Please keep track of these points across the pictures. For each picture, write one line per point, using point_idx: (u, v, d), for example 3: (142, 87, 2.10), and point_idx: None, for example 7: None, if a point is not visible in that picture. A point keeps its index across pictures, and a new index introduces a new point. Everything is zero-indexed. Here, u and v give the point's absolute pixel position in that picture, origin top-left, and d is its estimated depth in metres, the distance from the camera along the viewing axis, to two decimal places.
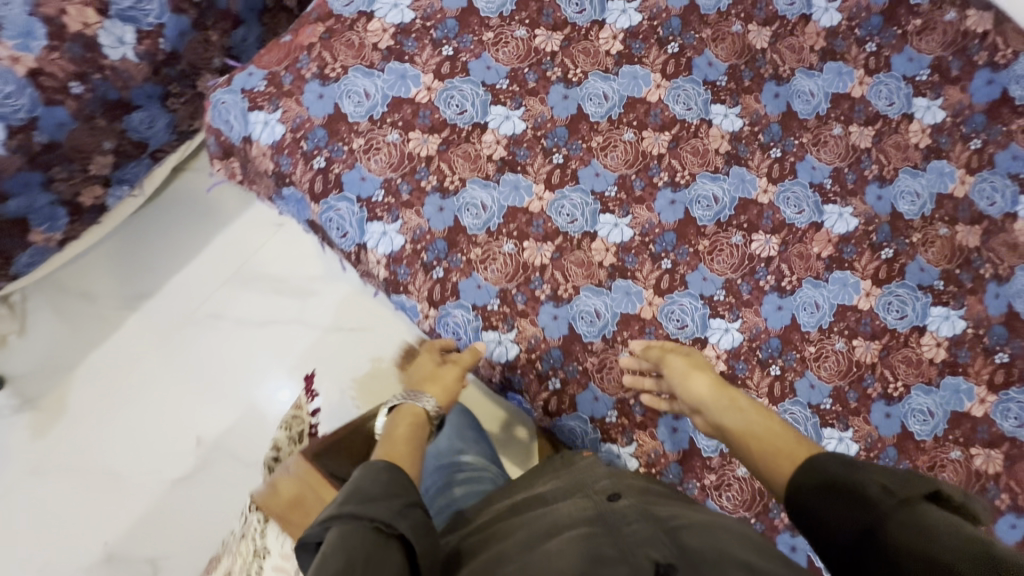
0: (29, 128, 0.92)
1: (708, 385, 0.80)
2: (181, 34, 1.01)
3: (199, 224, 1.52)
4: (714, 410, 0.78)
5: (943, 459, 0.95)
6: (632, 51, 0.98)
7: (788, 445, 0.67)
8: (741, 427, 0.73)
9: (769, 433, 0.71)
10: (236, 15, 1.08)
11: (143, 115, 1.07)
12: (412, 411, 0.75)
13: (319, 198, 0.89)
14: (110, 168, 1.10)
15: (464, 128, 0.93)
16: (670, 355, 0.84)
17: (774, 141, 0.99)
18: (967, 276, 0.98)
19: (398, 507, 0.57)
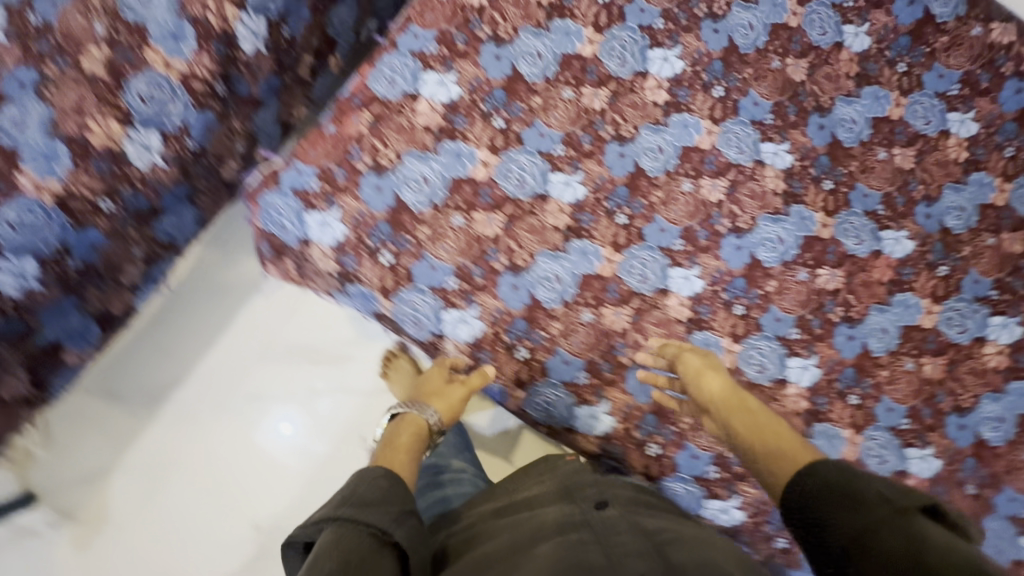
0: (63, 255, 0.87)
1: (720, 386, 0.80)
2: (207, 129, 0.94)
3: (219, 300, 1.41)
4: (723, 410, 0.77)
5: (1017, 461, 0.99)
6: (678, 99, 0.97)
7: (790, 451, 0.67)
8: (751, 427, 0.73)
9: (777, 438, 0.70)
10: (258, 98, 1.02)
11: (171, 218, 1.01)
12: (413, 420, 0.81)
13: (391, 293, 0.86)
14: (140, 276, 1.03)
15: (526, 201, 0.90)
16: (687, 353, 0.85)
17: (825, 173, 1.00)
18: (1019, 282, 1.02)
19: (395, 515, 0.62)
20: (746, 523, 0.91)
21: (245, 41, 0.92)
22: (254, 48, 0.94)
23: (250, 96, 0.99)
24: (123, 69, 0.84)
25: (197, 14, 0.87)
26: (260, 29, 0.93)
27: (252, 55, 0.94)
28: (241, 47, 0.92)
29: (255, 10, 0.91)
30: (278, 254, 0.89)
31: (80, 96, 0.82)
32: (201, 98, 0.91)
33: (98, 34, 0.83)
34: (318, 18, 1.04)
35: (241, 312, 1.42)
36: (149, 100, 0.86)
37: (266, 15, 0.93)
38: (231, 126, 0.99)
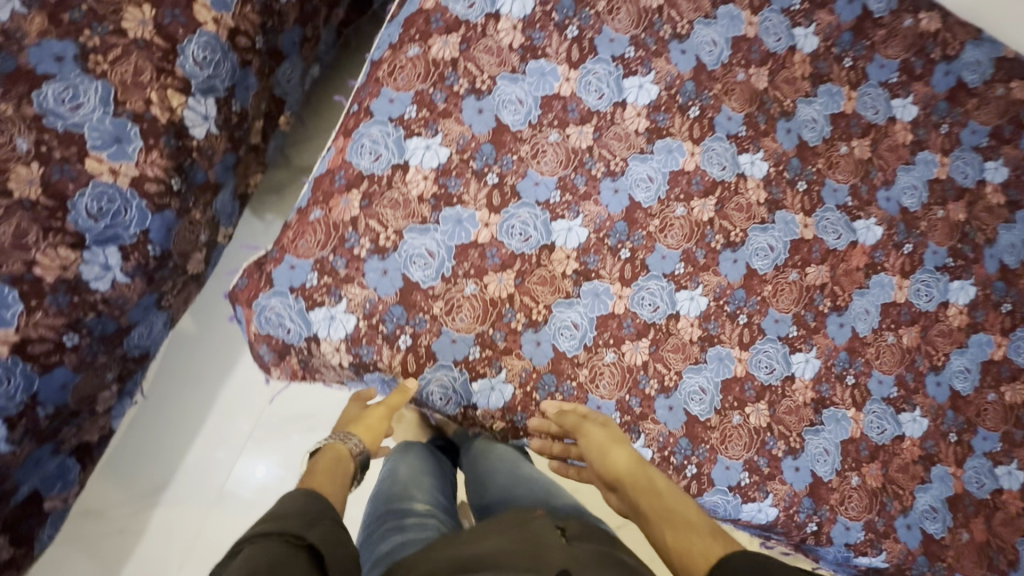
0: (29, 405, 0.75)
1: (626, 460, 0.80)
2: (169, 230, 0.83)
3: (207, 368, 1.21)
4: (632, 490, 0.77)
5: (984, 404, 1.12)
6: (659, 124, 0.97)
7: (706, 542, 0.67)
8: (661, 511, 0.72)
9: (684, 526, 0.69)
10: (216, 181, 0.92)
11: (142, 328, 0.90)
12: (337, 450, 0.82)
13: (415, 376, 0.84)
14: (116, 396, 0.92)
15: (533, 254, 0.88)
16: (587, 426, 0.83)
17: (798, 174, 1.05)
18: (967, 247, 1.13)
19: (305, 522, 0.61)
20: (781, 517, 0.97)
21: (195, 126, 0.82)
22: (207, 131, 0.84)
23: (208, 182, 0.89)
24: (63, 187, 0.73)
25: (140, 109, 0.77)
26: (211, 110, 0.83)
27: (204, 139, 0.84)
28: (192, 134, 0.82)
29: (203, 92, 0.82)
30: (281, 354, 0.82)
31: (18, 226, 0.71)
32: (158, 199, 0.80)
33: (23, 152, 0.71)
34: (266, 83, 0.95)
35: (236, 380, 1.23)
36: (99, 215, 0.75)
37: (214, 94, 0.83)
38: (192, 218, 0.89)
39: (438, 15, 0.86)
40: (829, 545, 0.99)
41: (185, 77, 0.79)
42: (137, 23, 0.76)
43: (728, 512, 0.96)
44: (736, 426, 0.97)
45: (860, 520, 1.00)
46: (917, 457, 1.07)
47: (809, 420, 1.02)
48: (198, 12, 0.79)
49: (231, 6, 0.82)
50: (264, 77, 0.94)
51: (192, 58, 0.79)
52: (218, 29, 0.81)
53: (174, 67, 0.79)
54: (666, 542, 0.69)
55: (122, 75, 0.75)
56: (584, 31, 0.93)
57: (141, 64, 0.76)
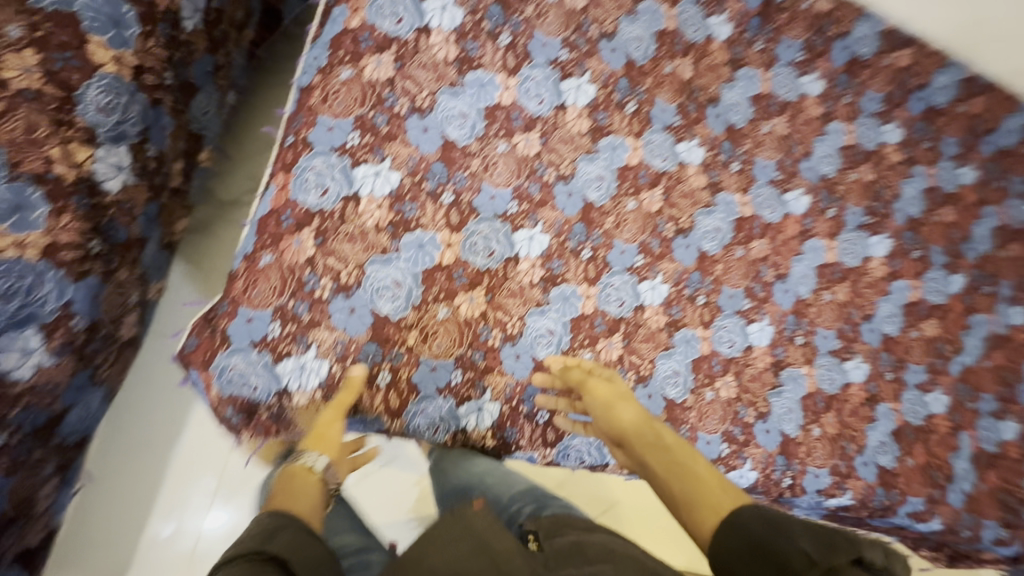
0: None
1: (633, 417, 0.83)
2: (95, 298, 0.74)
3: (158, 427, 1.09)
4: (638, 446, 0.80)
5: (909, 341, 1.26)
6: (600, 123, 0.99)
7: (716, 494, 0.69)
8: (669, 464, 0.76)
9: (693, 480, 0.73)
10: (141, 235, 0.83)
11: (78, 410, 0.80)
12: (302, 476, 0.70)
13: (398, 412, 0.82)
14: (58, 489, 0.82)
15: (499, 268, 0.88)
16: (592, 383, 0.85)
17: (730, 156, 1.11)
18: (879, 204, 1.25)
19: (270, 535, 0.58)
20: (760, 478, 1.04)
21: (108, 179, 0.73)
22: (122, 182, 0.75)
23: (132, 237, 0.80)
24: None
25: (39, 169, 0.67)
26: (124, 158, 0.74)
27: (121, 192, 0.75)
28: (105, 188, 0.73)
29: (112, 140, 0.72)
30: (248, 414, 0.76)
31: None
32: (77, 266, 0.71)
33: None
34: (181, 120, 0.86)
35: (192, 435, 1.11)
36: (8, 295, 0.65)
37: (125, 140, 0.74)
38: (119, 280, 0.80)
39: (367, 34, 0.82)
40: (803, 494, 1.08)
41: (88, 126, 0.70)
42: (19, 71, 0.65)
43: None
44: (710, 402, 1.02)
45: (826, 466, 1.09)
46: (864, 399, 1.18)
47: (771, 383, 1.09)
48: (93, 52, 0.70)
49: (132, 42, 0.73)
50: (178, 114, 0.85)
51: (94, 104, 0.70)
52: (120, 69, 0.72)
53: (73, 117, 0.69)
54: (673, 491, 0.73)
55: (5, 133, 0.64)
56: (516, 37, 0.92)
57: (33, 117, 0.66)
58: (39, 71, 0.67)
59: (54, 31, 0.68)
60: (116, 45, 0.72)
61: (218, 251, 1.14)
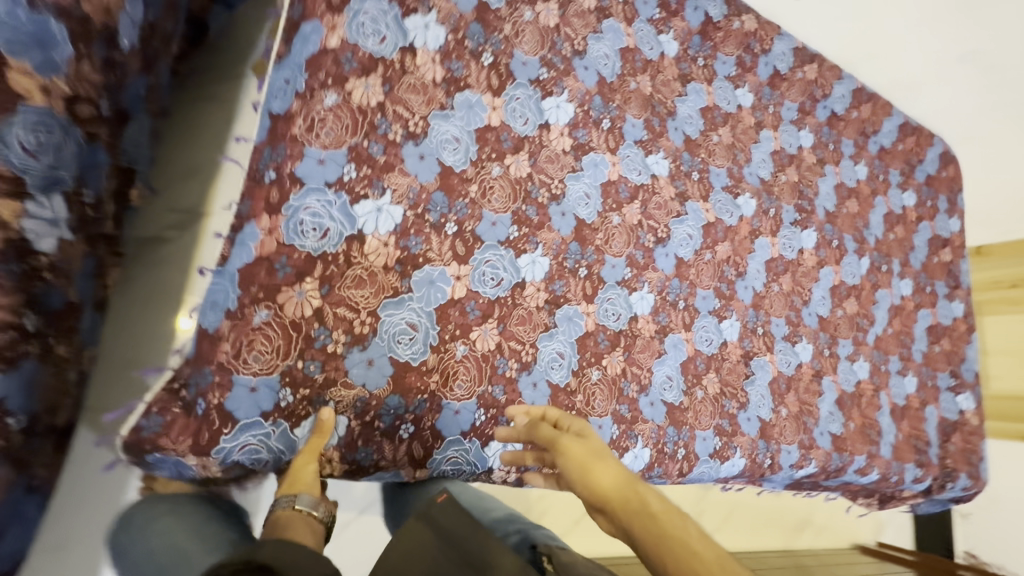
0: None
1: (611, 478, 0.69)
2: (31, 386, 0.61)
3: (87, 518, 0.87)
4: (621, 512, 0.65)
5: (838, 319, 1.44)
6: (582, 140, 1.00)
7: (714, 574, 0.55)
8: (657, 538, 0.60)
9: (687, 557, 0.57)
10: (79, 299, 0.68)
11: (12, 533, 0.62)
12: (286, 518, 0.62)
13: (424, 462, 0.77)
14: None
15: (507, 296, 0.85)
16: (564, 441, 0.73)
17: (691, 166, 1.18)
18: (805, 202, 1.42)
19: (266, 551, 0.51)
20: (747, 463, 1.12)
21: (42, 237, 0.60)
22: (58, 240, 0.62)
23: (71, 303, 0.66)
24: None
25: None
26: (60, 211, 0.61)
27: (57, 251, 0.62)
28: (39, 249, 0.60)
29: (45, 189, 0.59)
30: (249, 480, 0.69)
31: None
32: (9, 350, 0.58)
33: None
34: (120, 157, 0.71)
35: None
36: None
37: (60, 187, 0.61)
38: (57, 356, 0.65)
39: (349, 55, 0.74)
40: (780, 470, 1.19)
41: (16, 174, 0.56)
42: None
43: (711, 476, 1.08)
44: (701, 400, 1.08)
45: (794, 441, 1.21)
46: (813, 376, 1.32)
47: (745, 373, 1.18)
48: (10, 80, 0.55)
49: (62, 65, 0.58)
50: (125, 151, 0.72)
51: (21, 145, 0.56)
52: (47, 100, 0.57)
53: None
54: (665, 571, 0.57)
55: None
56: (498, 56, 0.89)
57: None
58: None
59: None
60: (45, 71, 0.57)
61: (151, 305, 0.92)
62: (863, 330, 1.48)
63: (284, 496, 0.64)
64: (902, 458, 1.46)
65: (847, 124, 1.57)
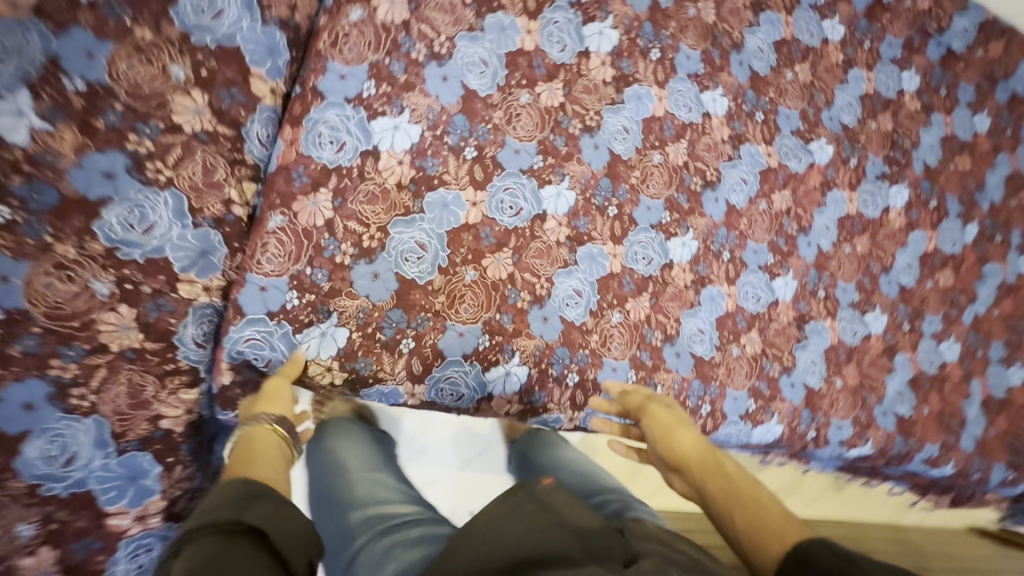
0: (99, 559, 0.66)
1: (692, 442, 0.74)
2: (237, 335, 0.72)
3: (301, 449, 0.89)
4: (698, 471, 0.70)
5: (924, 292, 1.26)
6: (624, 72, 0.94)
7: (779, 523, 0.58)
8: (729, 490, 0.65)
9: (759, 507, 0.61)
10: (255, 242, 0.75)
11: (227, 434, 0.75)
12: (264, 443, 0.59)
13: (422, 378, 0.76)
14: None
15: (526, 227, 0.84)
16: (653, 406, 0.80)
17: (754, 106, 1.07)
18: (898, 153, 1.23)
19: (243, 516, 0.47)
20: (784, 432, 1.04)
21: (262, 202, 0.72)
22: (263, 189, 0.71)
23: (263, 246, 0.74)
24: (164, 324, 0.66)
25: (220, 212, 0.69)
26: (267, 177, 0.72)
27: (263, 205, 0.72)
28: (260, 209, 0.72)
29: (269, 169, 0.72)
30: (248, 393, 0.70)
31: (131, 384, 0.65)
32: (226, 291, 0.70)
33: (105, 296, 0.63)
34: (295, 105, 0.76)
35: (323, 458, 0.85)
36: (210, 341, 0.69)
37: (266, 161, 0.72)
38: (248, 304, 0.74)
39: None
40: (826, 445, 1.08)
41: (255, 163, 0.70)
42: (191, 114, 0.66)
43: (740, 440, 1.01)
44: (737, 357, 1.01)
45: (846, 416, 1.09)
46: (882, 350, 1.18)
47: (796, 337, 1.08)
48: (255, 86, 0.69)
49: (283, 68, 0.71)
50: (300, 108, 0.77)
51: (259, 139, 0.70)
52: (271, 99, 0.71)
53: (242, 154, 0.69)
54: (734, 522, 0.61)
55: (187, 179, 0.66)
56: None
57: (211, 159, 0.67)
58: (209, 111, 0.67)
59: (219, 68, 0.67)
60: (273, 75, 0.71)
61: None
62: (956, 308, 1.29)
63: (259, 411, 0.64)
64: (988, 456, 1.27)
65: (969, 65, 1.33)
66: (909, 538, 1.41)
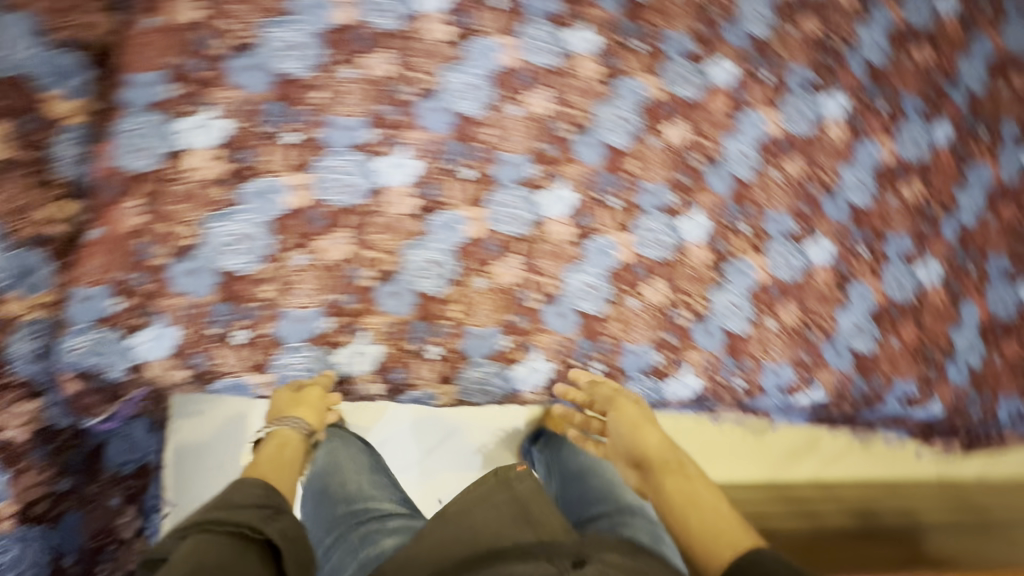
0: None
1: (657, 438, 0.81)
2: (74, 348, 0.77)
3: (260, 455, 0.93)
4: (657, 470, 0.77)
5: (888, 210, 1.07)
6: (464, 24, 0.87)
7: (731, 531, 0.64)
8: (685, 494, 0.71)
9: (715, 513, 0.67)
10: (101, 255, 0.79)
11: (119, 440, 0.85)
12: (283, 439, 0.77)
13: (265, 362, 0.85)
14: (139, 517, 0.87)
15: (365, 202, 0.82)
16: (621, 399, 0.87)
17: (633, 36, 0.95)
18: (830, 57, 1.04)
19: (267, 514, 0.60)
20: (700, 382, 0.98)
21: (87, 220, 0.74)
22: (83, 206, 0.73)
23: None
24: None
25: (37, 232, 0.71)
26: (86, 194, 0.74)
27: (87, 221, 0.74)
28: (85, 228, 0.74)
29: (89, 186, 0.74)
30: (106, 398, 0.81)
31: None
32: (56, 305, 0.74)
33: None
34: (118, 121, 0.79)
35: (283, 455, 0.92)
36: (44, 354, 0.74)
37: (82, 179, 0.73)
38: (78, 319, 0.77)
39: None
40: (761, 392, 1.01)
41: (68, 181, 0.72)
42: None
43: (650, 394, 0.98)
44: (635, 309, 0.94)
45: (782, 358, 0.99)
46: (833, 282, 1.03)
47: (711, 279, 0.98)
48: (52, 106, 0.72)
49: (86, 86, 0.73)
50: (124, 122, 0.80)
51: (69, 156, 0.72)
52: (76, 116, 0.73)
53: (52, 175, 0.72)
54: (685, 522, 0.67)
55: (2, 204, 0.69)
56: None
57: (20, 184, 0.70)
58: (11, 136, 0.70)
59: (13, 95, 0.70)
60: (75, 94, 0.73)
61: None
62: None
63: (283, 415, 0.80)
64: (995, 389, 1.08)
65: None
66: (963, 492, 1.21)
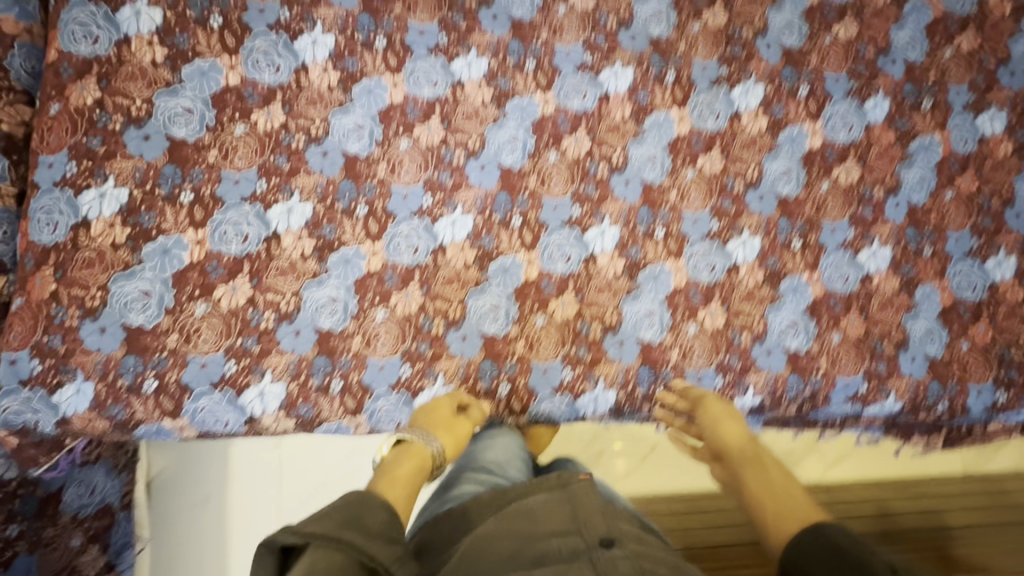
0: None
1: (739, 435, 0.86)
2: None
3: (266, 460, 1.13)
4: (738, 461, 0.82)
5: (818, 196, 1.03)
6: (349, 70, 0.93)
7: (806, 511, 0.69)
8: (763, 481, 0.76)
9: (788, 495, 0.73)
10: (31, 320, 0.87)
11: (75, 487, 0.99)
12: (417, 451, 0.76)
13: (177, 412, 0.82)
14: (104, 555, 1.01)
15: (258, 250, 0.87)
16: (710, 398, 0.91)
17: (522, 56, 0.97)
18: (738, 47, 1.03)
19: (399, 553, 0.56)
20: (620, 398, 0.93)
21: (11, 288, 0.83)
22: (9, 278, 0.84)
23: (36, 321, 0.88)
24: None
25: None
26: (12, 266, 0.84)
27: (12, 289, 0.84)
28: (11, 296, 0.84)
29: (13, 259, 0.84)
30: (47, 451, 0.86)
31: None
32: None
33: None
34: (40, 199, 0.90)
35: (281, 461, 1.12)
36: None
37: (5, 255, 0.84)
38: None
39: (65, 65, 0.84)
40: None
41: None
42: None
43: (568, 416, 0.92)
44: (542, 327, 0.93)
45: (709, 365, 0.95)
46: (761, 280, 0.99)
47: (624, 289, 0.96)
48: None
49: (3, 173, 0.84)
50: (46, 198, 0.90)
51: None
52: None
53: None
54: (761, 504, 0.73)
55: None
56: (227, 14, 0.90)
57: None
58: None
59: None
60: None
61: None
62: (876, 205, 1.04)
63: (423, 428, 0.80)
64: (960, 377, 1.00)
65: None
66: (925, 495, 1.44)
